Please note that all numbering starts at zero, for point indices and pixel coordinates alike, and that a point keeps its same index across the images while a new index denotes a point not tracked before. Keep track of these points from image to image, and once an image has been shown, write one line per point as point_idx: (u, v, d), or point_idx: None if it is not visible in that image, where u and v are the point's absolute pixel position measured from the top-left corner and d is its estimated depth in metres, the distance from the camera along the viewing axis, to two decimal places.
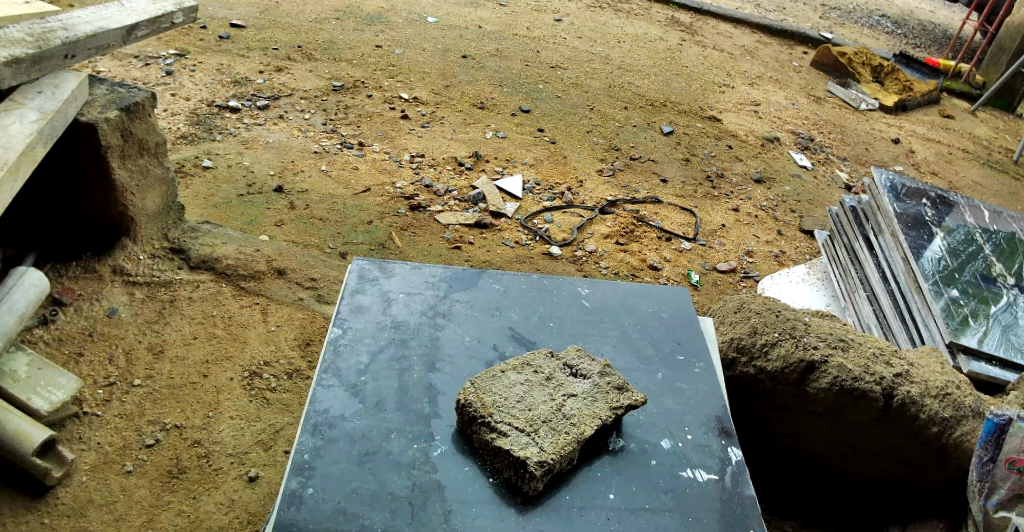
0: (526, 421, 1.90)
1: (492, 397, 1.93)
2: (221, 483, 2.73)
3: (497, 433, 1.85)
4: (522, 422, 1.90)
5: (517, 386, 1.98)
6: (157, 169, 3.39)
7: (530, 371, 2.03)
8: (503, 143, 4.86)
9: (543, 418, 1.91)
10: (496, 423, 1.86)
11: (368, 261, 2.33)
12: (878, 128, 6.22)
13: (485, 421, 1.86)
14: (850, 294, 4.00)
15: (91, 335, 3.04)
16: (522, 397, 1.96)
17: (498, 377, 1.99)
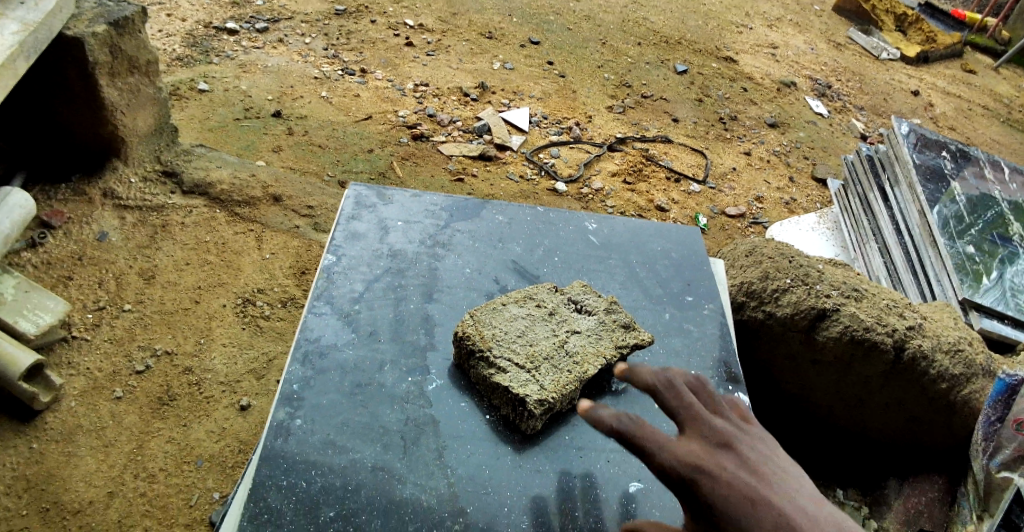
0: (527, 358, 1.81)
1: (491, 330, 1.83)
2: (212, 411, 2.67)
3: (496, 368, 1.76)
4: (523, 358, 1.80)
5: (518, 320, 1.88)
6: (149, 89, 3.24)
7: (533, 305, 1.93)
8: (512, 75, 4.68)
9: (544, 355, 1.82)
10: (495, 358, 1.77)
11: (366, 186, 2.21)
12: (897, 79, 6.01)
13: (483, 355, 1.77)
14: (861, 245, 3.87)
15: (81, 258, 2.95)
16: (523, 332, 1.86)
17: (499, 310, 1.89)
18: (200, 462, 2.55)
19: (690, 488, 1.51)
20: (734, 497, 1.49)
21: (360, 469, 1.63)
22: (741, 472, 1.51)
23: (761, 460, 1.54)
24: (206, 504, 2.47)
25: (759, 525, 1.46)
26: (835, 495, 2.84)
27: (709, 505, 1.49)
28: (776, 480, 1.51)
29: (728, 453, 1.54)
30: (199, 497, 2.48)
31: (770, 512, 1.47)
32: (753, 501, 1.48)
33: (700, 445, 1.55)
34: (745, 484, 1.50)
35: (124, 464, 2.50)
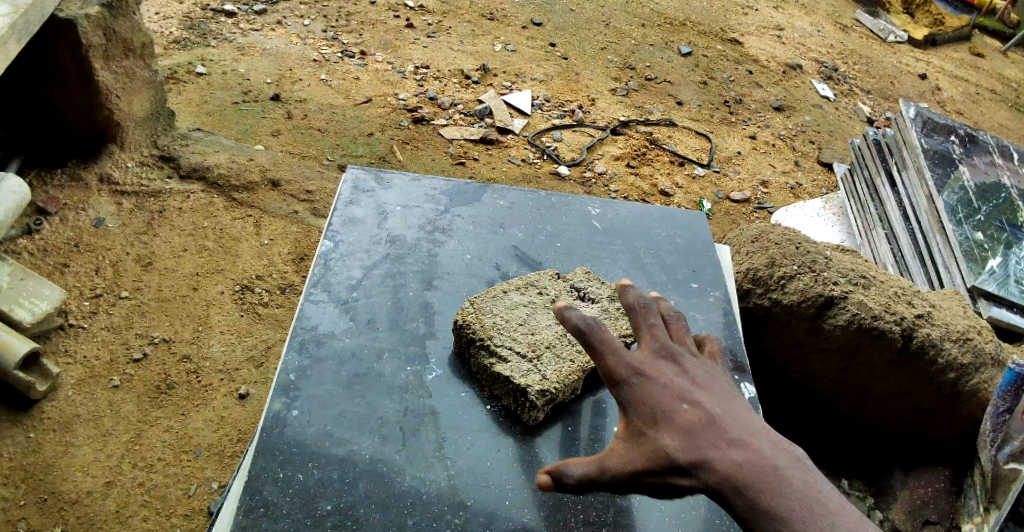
0: (528, 347, 1.77)
1: (492, 318, 1.79)
2: (210, 399, 2.64)
3: (497, 358, 1.72)
4: (524, 347, 1.76)
5: (519, 308, 1.84)
6: (144, 72, 3.19)
7: (535, 293, 1.89)
8: (513, 57, 4.61)
9: (546, 343, 1.78)
10: (496, 347, 1.73)
11: (364, 170, 2.16)
12: (904, 62, 5.93)
13: (484, 344, 1.73)
14: (868, 231, 3.82)
15: (77, 245, 2.91)
16: (524, 321, 1.82)
17: (500, 297, 1.85)
18: (199, 452, 2.52)
19: (628, 388, 1.53)
20: (670, 399, 1.51)
21: (357, 461, 1.60)
22: (682, 380, 1.55)
23: (703, 374, 1.58)
24: (205, 494, 2.44)
25: (692, 427, 1.48)
26: (839, 485, 2.81)
27: (645, 404, 1.51)
28: (712, 388, 1.55)
29: (671, 363, 1.57)
30: (198, 487, 2.45)
31: (704, 416, 1.50)
32: (689, 404, 1.50)
33: (646, 353, 1.58)
34: (684, 389, 1.53)
35: (122, 453, 2.47)
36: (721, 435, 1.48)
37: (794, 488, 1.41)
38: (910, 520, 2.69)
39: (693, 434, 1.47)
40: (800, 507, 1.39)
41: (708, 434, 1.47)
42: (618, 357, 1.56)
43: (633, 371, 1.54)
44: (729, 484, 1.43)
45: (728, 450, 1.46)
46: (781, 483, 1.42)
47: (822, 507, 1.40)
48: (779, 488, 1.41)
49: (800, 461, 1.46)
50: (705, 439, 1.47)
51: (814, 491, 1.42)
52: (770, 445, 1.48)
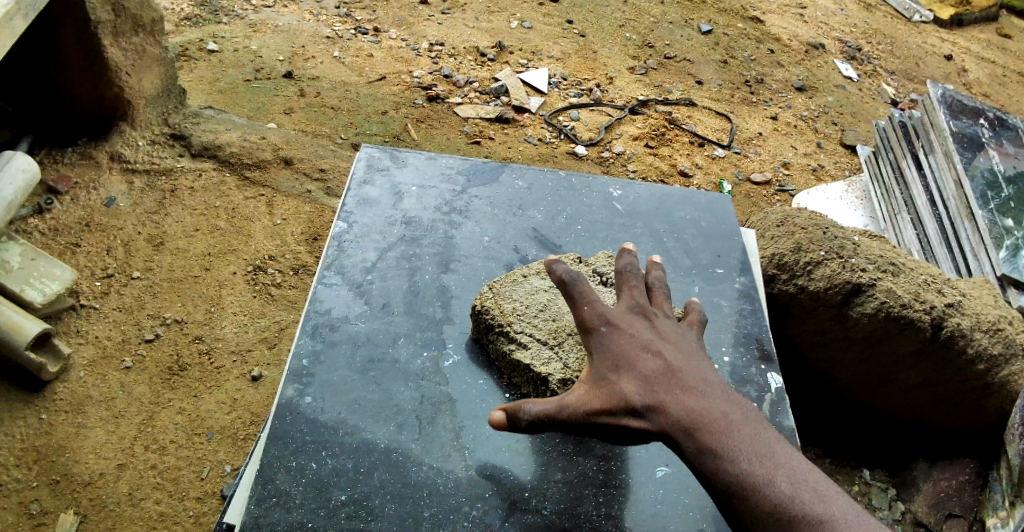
0: (549, 333, 1.71)
1: (511, 303, 1.73)
2: (223, 381, 2.60)
3: (516, 344, 1.66)
4: (545, 333, 1.70)
5: (540, 293, 1.78)
6: (154, 48, 3.13)
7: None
8: (529, 34, 4.52)
9: (568, 329, 1.71)
10: (516, 333, 1.67)
11: (378, 148, 2.10)
12: (930, 42, 5.78)
13: (503, 330, 1.67)
14: (892, 216, 3.73)
15: (88, 225, 2.87)
16: (545, 306, 1.76)
17: (519, 282, 1.79)
18: (212, 434, 2.48)
19: (597, 336, 1.58)
20: (636, 346, 1.56)
21: (372, 449, 1.55)
22: (651, 334, 1.59)
23: (673, 333, 1.62)
24: (218, 477, 2.41)
25: (653, 375, 1.53)
26: (861, 475, 2.77)
27: (611, 350, 1.56)
28: (680, 345, 1.59)
29: (644, 320, 1.62)
30: (211, 470, 2.42)
31: (666, 366, 1.55)
32: (653, 354, 1.56)
33: (620, 309, 1.64)
34: (651, 341, 1.58)
35: (135, 436, 2.44)
36: (680, 385, 1.53)
37: (742, 438, 1.48)
38: (933, 513, 2.61)
39: (652, 379, 1.52)
40: (745, 455, 1.46)
41: (667, 381, 1.52)
42: (593, 307, 1.62)
43: (605, 321, 1.60)
44: (681, 427, 1.48)
45: (684, 398, 1.51)
46: (729, 431, 1.48)
47: (766, 457, 1.46)
48: (727, 437, 1.47)
49: (751, 416, 1.53)
50: (663, 385, 1.52)
51: (760, 442, 1.48)
52: (724, 398, 1.54)
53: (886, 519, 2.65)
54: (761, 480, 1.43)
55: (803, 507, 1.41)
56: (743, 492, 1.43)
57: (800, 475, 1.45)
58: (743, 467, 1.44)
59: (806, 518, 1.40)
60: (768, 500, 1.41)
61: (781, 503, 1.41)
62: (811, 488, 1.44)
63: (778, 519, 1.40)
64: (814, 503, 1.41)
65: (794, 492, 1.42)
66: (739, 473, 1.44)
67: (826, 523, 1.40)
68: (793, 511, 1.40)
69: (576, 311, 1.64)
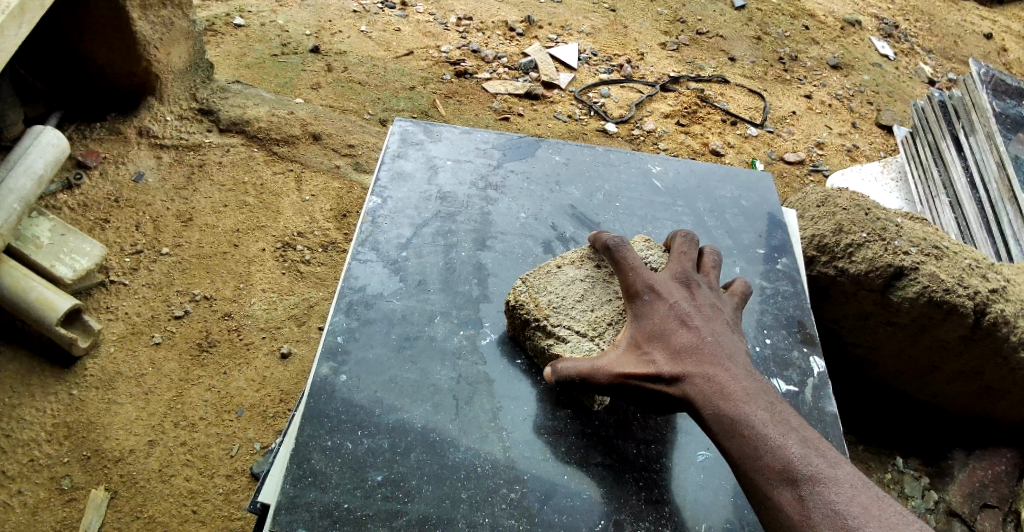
0: (588, 324, 1.63)
1: (546, 296, 1.66)
2: (252, 358, 2.58)
3: (555, 339, 1.60)
4: (583, 326, 1.62)
5: (576, 282, 1.70)
6: (182, 21, 3.09)
7: (592, 265, 1.73)
8: (559, 8, 4.43)
9: (606, 320, 1.63)
10: (553, 327, 1.60)
11: (412, 122, 2.05)
12: (969, 20, 5.59)
13: (540, 325, 1.60)
14: (930, 198, 3.61)
15: (118, 200, 2.85)
16: (582, 295, 1.68)
17: (554, 273, 1.71)
18: (241, 411, 2.47)
19: (638, 302, 1.58)
20: (672, 317, 1.55)
21: (408, 430, 1.52)
22: (692, 306, 1.57)
23: (714, 308, 1.60)
24: (247, 454, 2.41)
25: (684, 346, 1.52)
26: (895, 463, 2.67)
27: (648, 318, 1.56)
28: (718, 320, 1.57)
29: (687, 291, 1.60)
30: (240, 448, 2.41)
31: (698, 339, 1.53)
32: (689, 325, 1.54)
33: (664, 276, 1.62)
34: (688, 311, 1.57)
35: (164, 412, 2.44)
36: (710, 357, 1.51)
37: (759, 406, 1.46)
38: (967, 504, 2.54)
39: (682, 351, 1.51)
40: (762, 422, 1.44)
41: (697, 353, 1.51)
42: (637, 270, 1.61)
43: (647, 286, 1.59)
44: (705, 398, 1.47)
45: (712, 370, 1.49)
46: (749, 399, 1.46)
47: (782, 423, 1.45)
48: (745, 405, 1.46)
49: (769, 390, 1.50)
50: (693, 357, 1.50)
51: (776, 411, 1.46)
52: (750, 373, 1.51)
53: (918, 509, 2.56)
54: (773, 444, 1.41)
55: (810, 468, 1.39)
56: (752, 454, 1.42)
57: (811, 439, 1.44)
58: (757, 431, 1.43)
59: (810, 478, 1.38)
60: (778, 463, 1.40)
61: (789, 464, 1.40)
62: (822, 452, 1.42)
63: (783, 478, 1.39)
64: (822, 466, 1.39)
65: (804, 455, 1.40)
66: (752, 437, 1.43)
67: (829, 482, 1.38)
68: (799, 471, 1.39)
69: (619, 276, 1.63)
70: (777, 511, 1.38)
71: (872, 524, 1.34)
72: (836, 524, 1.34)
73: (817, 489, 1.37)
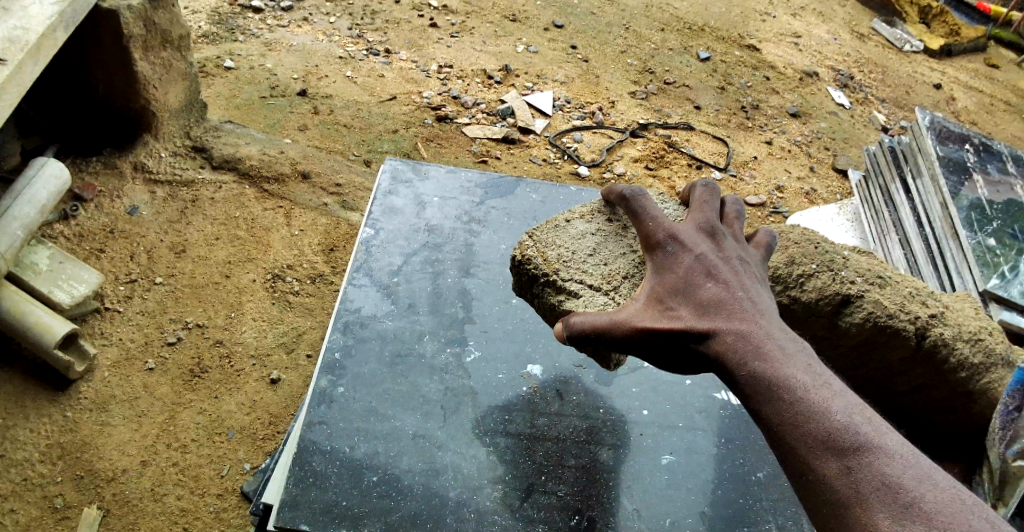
0: (601, 278, 1.75)
1: (558, 254, 1.81)
2: (243, 384, 2.71)
3: (566, 293, 1.75)
4: (597, 279, 1.75)
5: (588, 239, 1.84)
6: (180, 63, 3.26)
7: (604, 225, 1.87)
8: (535, 58, 4.68)
9: (620, 273, 1.75)
10: (564, 283, 1.76)
11: (402, 161, 2.24)
12: (920, 72, 5.94)
13: (551, 282, 1.76)
14: (882, 236, 3.87)
15: (112, 231, 2.99)
16: (593, 252, 1.81)
17: (566, 232, 1.86)
18: (232, 434, 2.59)
19: (664, 256, 1.64)
20: (699, 271, 1.59)
21: (401, 436, 1.69)
22: (718, 260, 1.62)
23: (738, 262, 1.65)
24: (237, 475, 2.52)
25: (712, 301, 1.56)
26: None
27: (674, 273, 1.61)
28: (744, 275, 1.62)
29: (711, 245, 1.66)
30: (231, 468, 2.52)
31: (725, 293, 1.57)
32: (716, 280, 1.59)
33: (688, 228, 1.68)
34: (714, 264, 1.61)
35: (157, 434, 2.55)
36: (739, 312, 1.55)
37: (797, 367, 1.48)
38: None
39: (709, 306, 1.55)
40: (801, 384, 1.45)
41: (726, 308, 1.55)
42: (660, 223, 1.67)
43: (671, 237, 1.65)
44: (738, 354, 1.51)
45: (740, 324, 1.53)
46: (785, 359, 1.48)
47: (822, 386, 1.46)
48: (781, 364, 1.48)
49: (803, 348, 1.53)
50: (721, 311, 1.55)
51: (816, 373, 1.48)
52: (780, 328, 1.55)
53: None
54: (816, 410, 1.42)
55: (857, 436, 1.39)
56: (795, 421, 1.42)
57: (858, 408, 1.43)
58: (798, 395, 1.44)
59: (857, 448, 1.37)
60: (823, 431, 1.40)
61: (833, 433, 1.39)
62: (868, 421, 1.41)
63: (828, 448, 1.39)
64: (871, 435, 1.38)
65: (849, 421, 1.40)
66: (792, 403, 1.44)
67: (878, 453, 1.37)
68: (845, 441, 1.39)
69: (640, 227, 1.70)
70: (822, 484, 1.38)
71: (928, 495, 1.32)
72: (887, 496, 1.33)
73: (865, 459, 1.36)
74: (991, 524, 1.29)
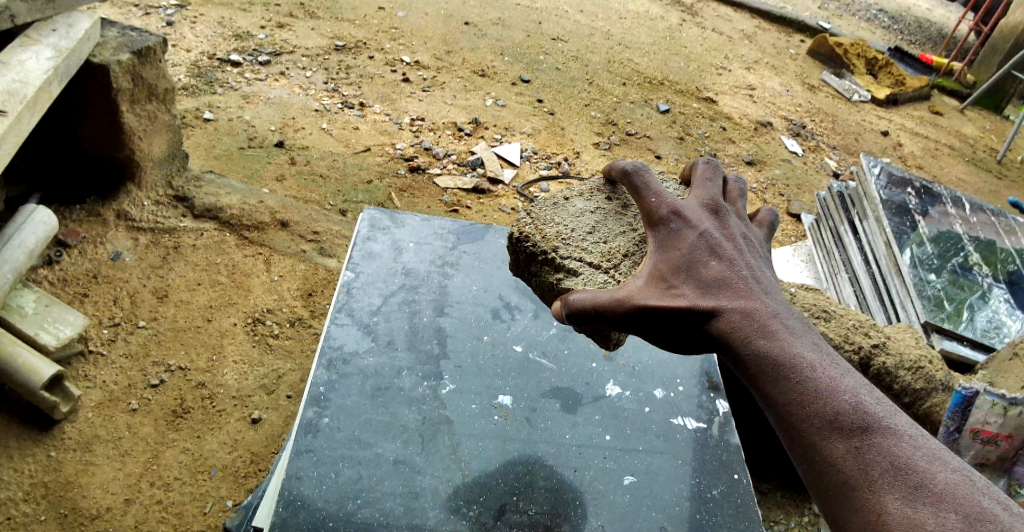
0: (600, 258, 1.94)
1: (559, 234, 2.00)
2: (225, 423, 2.81)
3: (567, 271, 1.93)
4: (598, 258, 1.93)
5: (585, 221, 2.03)
6: (165, 116, 3.41)
7: (600, 213, 2.06)
8: (503, 111, 4.91)
9: (621, 252, 1.94)
10: (565, 261, 1.94)
11: (380, 209, 2.41)
12: (868, 120, 6.27)
13: (552, 260, 1.95)
14: (833, 275, 4.09)
15: (96, 276, 3.10)
16: (591, 234, 2.01)
17: (566, 214, 2.06)
18: (214, 472, 2.69)
19: (670, 236, 1.73)
20: (704, 251, 1.69)
21: (383, 463, 1.86)
22: (722, 240, 1.71)
23: (740, 242, 1.75)
24: (220, 511, 2.61)
25: (717, 279, 1.64)
26: (810, 508, 2.91)
27: (678, 252, 1.70)
28: (746, 255, 1.71)
29: (714, 225, 1.76)
30: (213, 505, 2.61)
31: (728, 272, 1.66)
32: (720, 259, 1.68)
33: (692, 209, 1.79)
34: (717, 244, 1.70)
35: (141, 472, 2.64)
36: (742, 289, 1.64)
37: (802, 346, 1.55)
38: None
39: (714, 283, 1.64)
40: (807, 363, 1.53)
41: (730, 286, 1.64)
42: (664, 201, 1.78)
43: (675, 217, 1.76)
44: (742, 331, 1.58)
45: (744, 301, 1.62)
46: (789, 337, 1.56)
47: (827, 366, 1.53)
48: (786, 343, 1.56)
49: (806, 327, 1.61)
50: (725, 288, 1.63)
51: (820, 352, 1.56)
52: (782, 304, 1.64)
53: None
54: (823, 390, 1.49)
55: (865, 418, 1.45)
56: (802, 400, 1.49)
57: (864, 389, 1.50)
58: (805, 375, 1.50)
59: (865, 430, 1.44)
60: (831, 412, 1.46)
61: (841, 414, 1.46)
62: (876, 402, 1.47)
63: (836, 430, 1.45)
64: (880, 417, 1.45)
65: (856, 401, 1.47)
66: (799, 382, 1.50)
67: (886, 434, 1.43)
68: (853, 422, 1.45)
69: (644, 206, 1.81)
70: (830, 465, 1.44)
71: (937, 476, 1.38)
72: (894, 476, 1.40)
73: (874, 440, 1.43)
74: (1000, 503, 1.35)
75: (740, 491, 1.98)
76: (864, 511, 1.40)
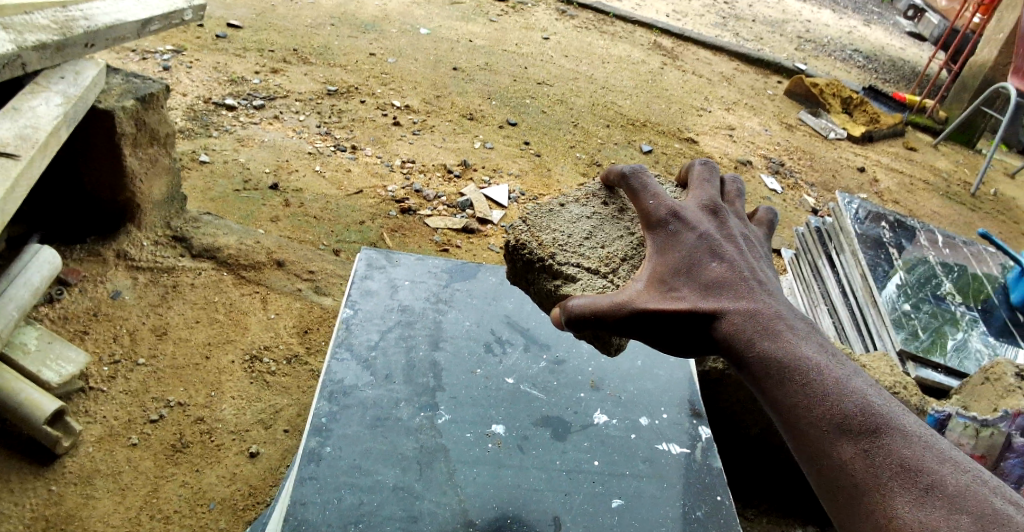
0: (599, 262, 2.09)
1: (556, 240, 2.15)
2: (223, 458, 2.89)
3: (566, 277, 2.07)
4: (596, 263, 2.08)
5: (581, 229, 2.19)
6: (165, 159, 3.53)
7: (594, 222, 2.21)
8: (491, 154, 5.06)
9: (619, 256, 2.10)
10: (565, 267, 2.08)
11: (376, 250, 2.53)
12: (845, 157, 6.48)
13: (553, 265, 2.09)
14: (813, 307, 4.23)
15: (96, 314, 3.19)
16: (587, 240, 2.16)
17: (563, 223, 2.21)
18: (213, 504, 2.76)
19: (670, 239, 1.79)
20: (704, 253, 1.75)
21: (382, 489, 1.95)
22: (721, 243, 1.78)
23: (739, 243, 1.81)
24: None
25: (718, 282, 1.71)
26: None
27: (679, 255, 1.76)
28: (746, 257, 1.77)
29: (713, 227, 1.82)
30: None
31: (728, 273, 1.72)
32: (720, 261, 1.74)
33: (691, 211, 1.86)
34: (717, 245, 1.77)
35: (140, 505, 2.70)
36: (743, 291, 1.70)
37: (806, 346, 1.61)
38: None
39: (714, 285, 1.71)
40: (812, 364, 1.58)
41: (730, 287, 1.70)
42: (663, 204, 1.85)
43: (674, 219, 1.82)
44: (745, 333, 1.64)
45: (745, 301, 1.68)
46: (793, 339, 1.62)
47: (834, 366, 1.58)
48: (790, 344, 1.61)
49: (810, 328, 1.67)
50: (725, 289, 1.70)
51: (826, 354, 1.61)
52: (783, 304, 1.70)
53: None
54: (831, 392, 1.54)
55: (874, 420, 1.50)
56: (810, 402, 1.54)
57: (871, 389, 1.56)
58: (812, 377, 1.56)
59: (873, 432, 1.49)
60: (839, 414, 1.52)
61: (848, 416, 1.51)
62: (884, 403, 1.53)
63: (846, 433, 1.51)
64: (888, 418, 1.50)
65: (864, 403, 1.52)
66: (805, 384, 1.56)
67: (895, 435, 1.49)
68: (861, 424, 1.50)
69: (643, 207, 1.88)
70: (841, 467, 1.50)
71: (947, 477, 1.43)
72: (903, 476, 1.45)
73: (883, 441, 1.48)
74: (1011, 502, 1.41)
75: (722, 513, 2.08)
76: (876, 513, 1.45)
